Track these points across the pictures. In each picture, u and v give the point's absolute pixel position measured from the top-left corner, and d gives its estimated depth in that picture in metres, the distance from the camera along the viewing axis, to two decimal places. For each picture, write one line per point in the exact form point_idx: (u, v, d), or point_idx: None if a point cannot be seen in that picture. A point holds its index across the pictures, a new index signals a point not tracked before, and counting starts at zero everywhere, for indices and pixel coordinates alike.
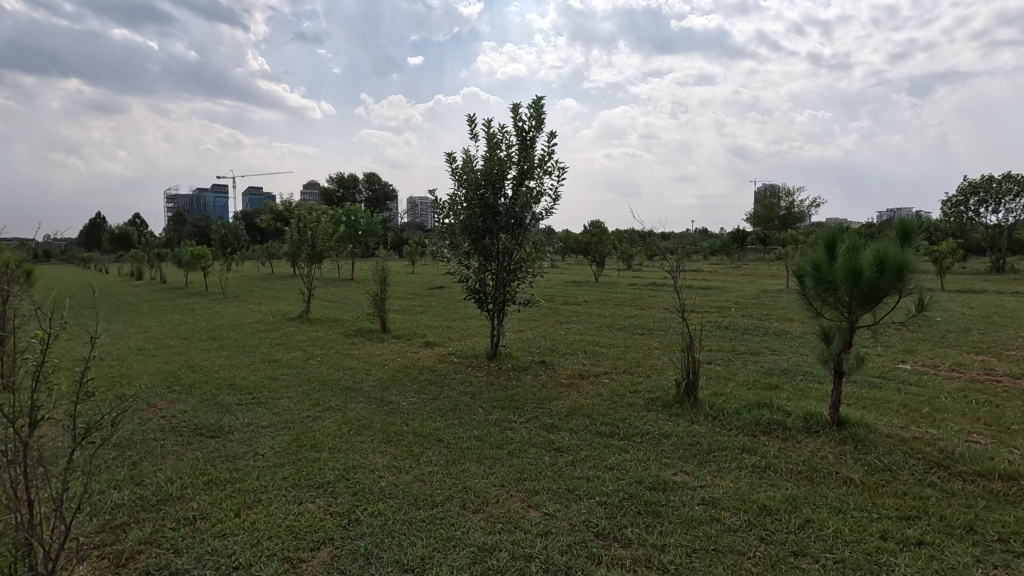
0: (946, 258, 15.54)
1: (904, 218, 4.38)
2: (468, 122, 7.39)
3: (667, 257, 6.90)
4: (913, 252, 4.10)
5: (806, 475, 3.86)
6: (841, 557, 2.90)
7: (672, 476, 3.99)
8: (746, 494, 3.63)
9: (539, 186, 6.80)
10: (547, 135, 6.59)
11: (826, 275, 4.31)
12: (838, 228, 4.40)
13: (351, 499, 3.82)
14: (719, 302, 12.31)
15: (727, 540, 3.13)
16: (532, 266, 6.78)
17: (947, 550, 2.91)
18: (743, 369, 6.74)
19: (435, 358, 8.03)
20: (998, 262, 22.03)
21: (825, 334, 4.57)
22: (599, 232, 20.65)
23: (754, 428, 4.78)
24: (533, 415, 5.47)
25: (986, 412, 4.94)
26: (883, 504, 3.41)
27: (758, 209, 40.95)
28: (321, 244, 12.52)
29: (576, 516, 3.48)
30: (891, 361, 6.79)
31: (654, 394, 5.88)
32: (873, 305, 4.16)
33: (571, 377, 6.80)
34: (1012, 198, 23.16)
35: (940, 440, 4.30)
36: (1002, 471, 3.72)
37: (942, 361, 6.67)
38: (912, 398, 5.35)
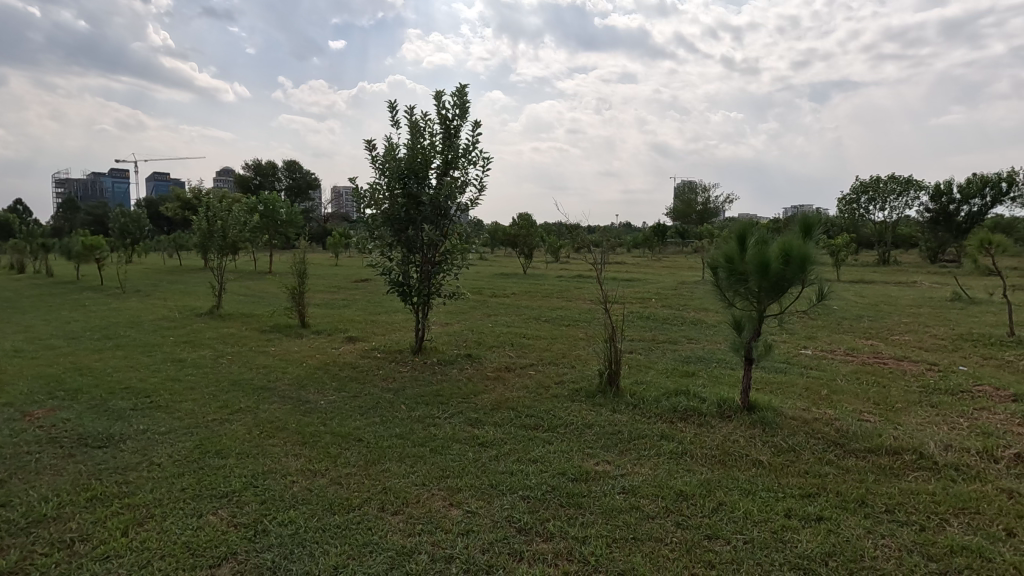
0: (841, 252, 17.00)
1: (806, 214, 4.64)
2: (389, 108, 7.11)
3: (591, 249, 7.00)
4: (814, 245, 4.35)
5: (719, 459, 4.02)
6: (750, 537, 3.01)
7: (593, 465, 4.02)
8: (663, 481, 3.71)
9: (464, 177, 6.66)
10: (471, 125, 6.47)
11: (738, 267, 4.48)
12: (749, 222, 4.60)
13: (259, 508, 3.54)
14: (640, 294, 12.73)
15: (646, 527, 3.17)
16: (458, 258, 6.63)
17: (843, 524, 3.09)
18: (662, 358, 6.97)
19: (357, 353, 7.72)
20: (885, 255, 24.38)
21: (737, 324, 4.76)
22: (526, 223, 20.76)
23: (671, 415, 4.92)
24: (458, 410, 5.35)
25: (874, 392, 5.37)
26: (788, 483, 3.59)
27: (677, 204, 42.89)
28: (234, 235, 11.71)
29: (498, 512, 3.41)
30: (795, 347, 7.26)
31: (578, 385, 5.94)
32: (780, 295, 4.37)
33: (497, 370, 6.74)
34: (895, 197, 25.65)
35: (837, 420, 4.62)
36: (888, 447, 4.02)
37: (838, 347, 7.22)
38: (813, 381, 5.73)
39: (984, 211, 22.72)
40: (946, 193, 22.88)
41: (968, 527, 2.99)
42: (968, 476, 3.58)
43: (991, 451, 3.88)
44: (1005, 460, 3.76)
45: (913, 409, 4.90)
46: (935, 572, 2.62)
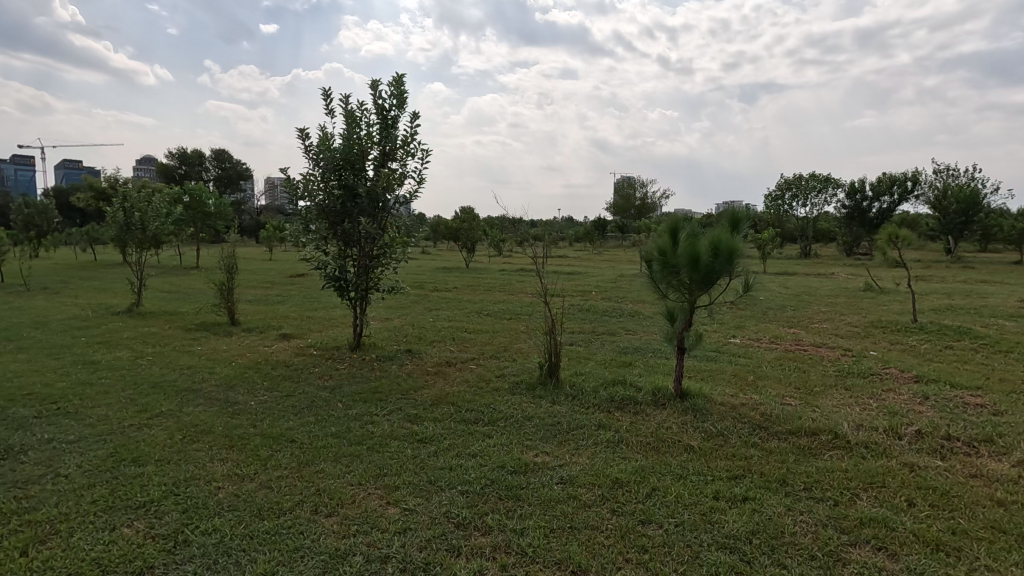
0: (767, 246, 17.97)
1: (734, 209, 4.84)
2: (323, 96, 6.84)
3: (531, 242, 7.04)
4: (741, 239, 4.54)
5: (653, 445, 4.14)
6: (681, 519, 3.11)
7: (532, 457, 4.04)
8: (600, 469, 3.78)
9: (403, 169, 6.51)
10: (409, 116, 6.32)
11: (671, 259, 4.62)
12: (681, 216, 4.74)
13: (179, 517, 3.33)
14: (581, 287, 12.96)
15: (583, 516, 3.21)
16: (396, 252, 6.49)
17: (765, 503, 3.25)
18: (601, 349, 7.11)
19: (291, 351, 7.42)
20: (806, 249, 25.97)
21: (670, 315, 4.91)
22: (469, 217, 20.65)
23: (609, 404, 5.03)
24: (397, 406, 5.24)
25: (795, 377, 5.69)
26: (716, 466, 3.75)
27: (617, 199, 43.93)
28: (155, 228, 10.96)
29: (436, 508, 3.37)
30: (725, 336, 7.60)
31: (518, 377, 5.97)
32: (709, 286, 4.54)
33: (438, 365, 6.66)
34: (816, 194, 27.36)
35: (762, 404, 4.87)
36: (807, 428, 4.28)
37: (763, 335, 7.61)
38: (740, 369, 6.01)
39: (893, 207, 24.59)
40: (860, 190, 24.59)
41: (875, 500, 3.22)
42: (877, 452, 3.86)
43: (896, 429, 4.20)
44: (908, 437, 4.08)
45: (830, 391, 5.24)
46: (846, 543, 2.80)
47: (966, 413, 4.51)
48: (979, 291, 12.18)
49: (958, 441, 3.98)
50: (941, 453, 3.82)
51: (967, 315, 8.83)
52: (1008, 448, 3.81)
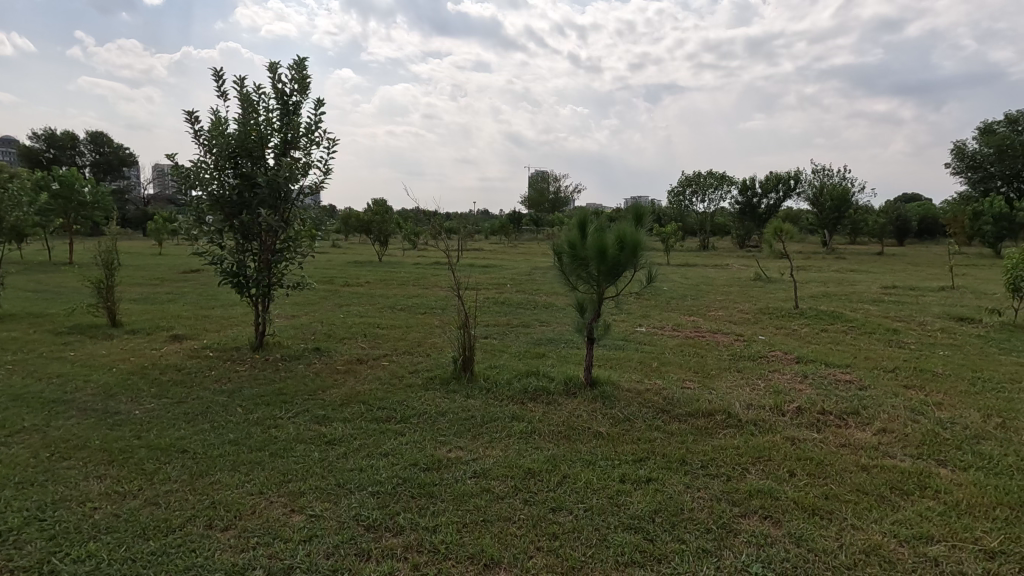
0: (670, 239, 19.08)
1: (638, 203, 5.04)
2: (215, 77, 6.32)
3: (444, 235, 6.95)
4: (645, 232, 4.75)
5: (564, 434, 4.24)
6: (590, 504, 3.21)
7: (446, 453, 4.00)
8: (513, 460, 3.81)
9: (306, 158, 6.17)
10: (313, 102, 6.00)
11: (580, 252, 4.73)
12: (589, 209, 4.86)
13: (45, 545, 2.95)
14: (496, 279, 13.03)
15: (495, 508, 3.22)
16: (300, 245, 6.15)
17: (667, 482, 3.43)
18: (515, 341, 7.19)
19: (184, 353, 6.84)
20: (705, 241, 27.83)
21: (580, 306, 5.04)
22: (382, 209, 20.10)
23: (522, 396, 5.09)
24: (303, 408, 4.98)
25: (694, 362, 6.07)
26: (623, 451, 3.91)
27: (531, 192, 44.63)
28: (14, 218, 9.63)
29: (345, 512, 3.24)
30: (632, 326, 7.96)
31: (432, 373, 5.89)
32: (616, 278, 4.72)
33: (348, 363, 6.42)
34: (713, 191, 29.36)
35: (664, 389, 5.15)
36: (704, 410, 4.57)
37: (667, 323, 8.05)
38: (646, 356, 6.32)
39: (778, 203, 26.91)
40: (751, 187, 26.67)
41: (762, 472, 3.50)
42: (764, 429, 4.20)
43: (780, 406, 4.60)
44: (790, 413, 4.48)
45: (724, 374, 5.63)
46: (738, 515, 3.02)
47: (838, 389, 5.03)
48: (848, 278, 13.64)
49: (831, 414, 4.42)
50: (817, 426, 4.23)
51: (839, 301, 9.85)
52: (871, 419, 4.29)
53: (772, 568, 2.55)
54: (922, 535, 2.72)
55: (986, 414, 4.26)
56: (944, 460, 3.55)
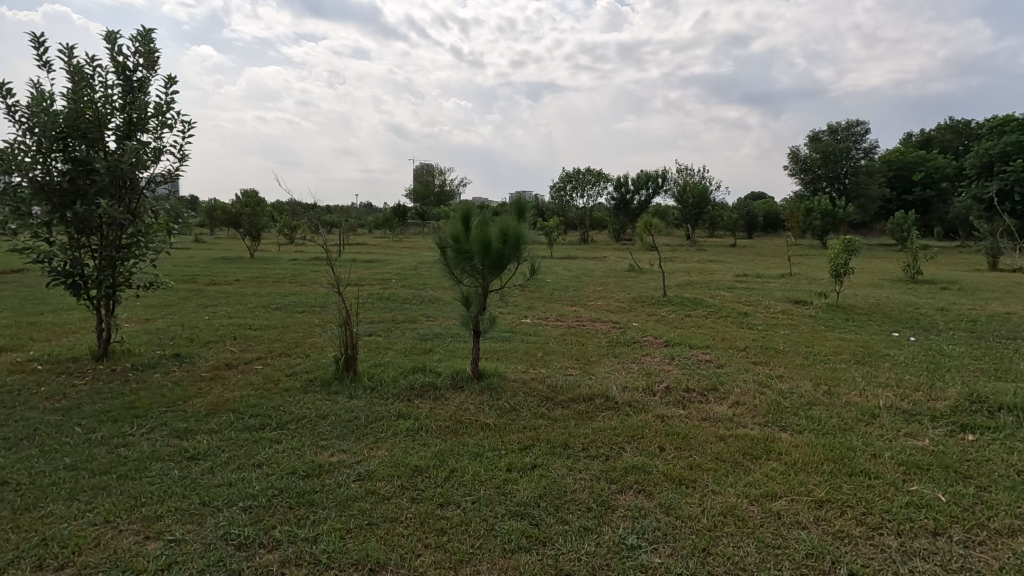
0: (553, 232, 19.84)
1: (520, 198, 5.13)
2: (34, 43, 5.38)
3: (321, 229, 6.58)
4: (527, 226, 4.85)
5: (451, 428, 4.22)
6: (478, 496, 3.23)
7: (328, 457, 3.80)
8: (399, 459, 3.72)
9: (157, 141, 5.50)
10: (163, 79, 5.35)
11: (464, 245, 4.70)
12: (472, 202, 4.84)
13: None
14: (380, 274, 12.64)
15: (381, 510, 3.12)
16: (153, 239, 5.49)
17: (551, 467, 3.55)
18: (401, 337, 7.03)
19: (4, 368, 5.80)
20: (585, 235, 29.28)
21: (465, 299, 5.03)
22: (252, 200, 18.61)
23: (409, 393, 4.98)
24: (160, 422, 4.45)
25: (576, 350, 6.35)
26: (510, 440, 3.98)
27: (416, 185, 43.90)
28: None
29: (211, 532, 2.95)
30: (518, 317, 8.14)
31: (312, 374, 5.56)
32: (500, 271, 4.78)
33: (215, 369, 5.85)
34: (591, 186, 30.93)
35: (548, 377, 5.33)
36: (585, 395, 4.79)
37: (550, 314, 8.33)
38: (531, 346, 6.49)
39: (649, 199, 29.03)
40: (624, 184, 28.51)
41: (637, 450, 3.75)
42: (637, 409, 4.50)
43: (651, 387, 4.97)
44: (660, 392, 4.85)
45: (603, 360, 5.96)
46: (615, 492, 3.21)
47: (700, 368, 5.54)
48: (707, 268, 15.07)
49: (695, 391, 4.86)
50: (683, 403, 4.62)
51: (701, 289, 10.85)
52: (726, 393, 4.79)
53: (645, 537, 2.74)
54: (767, 493, 3.08)
55: (815, 383, 4.94)
56: (785, 425, 4.05)
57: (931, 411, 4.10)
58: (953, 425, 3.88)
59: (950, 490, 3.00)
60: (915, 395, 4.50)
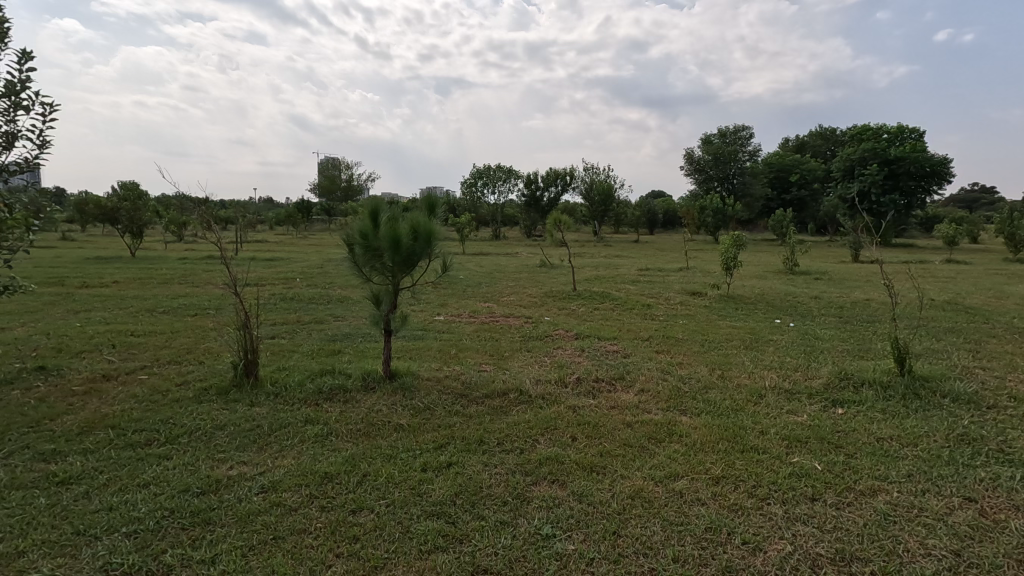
0: (465, 229, 19.80)
1: (431, 193, 5.05)
2: None
3: (214, 226, 6.09)
4: (438, 222, 4.78)
5: (363, 431, 4.08)
6: (392, 499, 3.14)
7: (227, 471, 3.53)
8: (306, 467, 3.53)
9: (10, 125, 4.80)
10: (16, 53, 4.68)
11: (372, 242, 4.55)
12: (380, 198, 4.69)
13: None
14: (282, 273, 11.95)
15: (288, 522, 2.95)
16: (7, 238, 4.79)
17: (466, 464, 3.54)
18: (307, 339, 6.69)
19: None
20: (497, 231, 29.51)
21: (376, 298, 4.88)
22: (133, 193, 16.90)
23: (316, 397, 4.75)
24: (21, 445, 3.90)
25: (490, 345, 6.39)
26: (424, 439, 3.92)
27: (320, 180, 41.98)
28: None
29: (88, 564, 2.63)
30: (431, 315, 8.05)
31: (206, 382, 5.13)
32: (411, 268, 4.68)
33: (90, 381, 5.24)
34: (502, 183, 31.24)
35: (462, 374, 5.31)
36: (499, 390, 4.83)
37: (464, 311, 8.31)
38: (444, 344, 6.44)
39: (558, 197, 29.83)
40: (534, 181, 29.09)
41: (550, 441, 3.84)
42: (550, 401, 4.61)
43: (563, 379, 5.11)
44: (571, 383, 5.00)
45: (516, 355, 6.04)
46: (530, 483, 3.27)
47: (608, 358, 5.77)
48: (613, 263, 15.73)
49: (603, 381, 5.06)
50: (592, 393, 4.80)
51: (607, 283, 11.30)
52: (632, 381, 5.03)
53: (559, 526, 2.81)
54: (671, 474, 3.27)
55: (711, 369, 5.32)
56: (685, 409, 4.33)
57: (807, 389, 4.57)
58: (826, 400, 4.34)
59: (824, 459, 3.35)
60: (794, 376, 4.97)
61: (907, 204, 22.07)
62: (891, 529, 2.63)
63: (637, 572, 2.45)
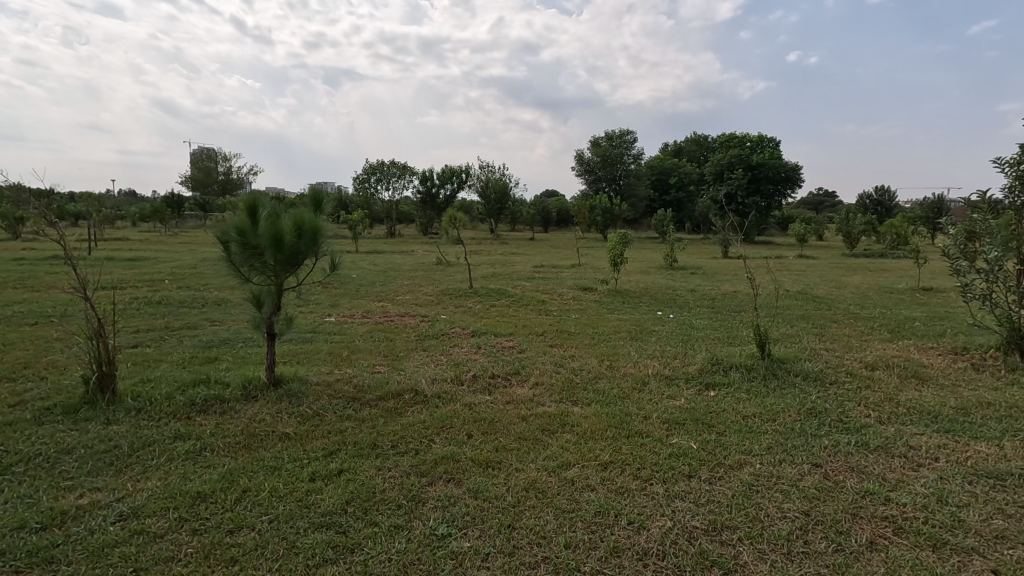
0: (358, 227, 19.08)
1: (317, 188, 4.78)
2: None
3: (56, 221, 5.30)
4: (324, 219, 4.53)
5: (243, 444, 3.77)
6: (276, 514, 2.93)
7: (76, 501, 3.09)
8: (175, 488, 3.19)
9: None
10: None
11: (251, 240, 4.20)
12: (258, 192, 4.34)
13: None
14: (147, 275, 10.73)
15: (152, 551, 2.65)
16: None
17: (359, 470, 3.40)
18: (177, 347, 6.06)
19: None
20: (392, 229, 28.75)
21: (256, 300, 4.53)
22: None
23: (187, 410, 4.31)
24: None
25: (384, 346, 6.20)
26: (312, 448, 3.70)
27: (193, 172, 38.29)
28: None
29: None
30: (320, 316, 7.66)
31: (49, 401, 4.46)
32: (295, 267, 4.40)
33: None
34: (397, 179, 30.50)
35: (355, 377, 5.10)
36: (394, 391, 4.71)
37: (356, 311, 8.00)
38: (335, 346, 6.15)
39: (454, 194, 29.73)
40: (430, 178, 28.73)
41: (446, 439, 3.81)
42: (446, 399, 4.57)
43: (459, 376, 5.09)
44: (467, 381, 5.00)
45: (412, 354, 5.92)
46: (426, 484, 3.21)
47: (504, 354, 5.85)
48: (508, 260, 15.98)
49: (499, 377, 5.11)
50: (488, 389, 4.83)
51: (503, 280, 11.45)
52: (527, 375, 5.14)
53: (455, 524, 2.79)
54: (563, 463, 3.37)
55: (600, 360, 5.58)
56: (577, 400, 4.50)
57: (685, 375, 4.94)
58: (700, 384, 4.72)
59: (699, 438, 3.64)
60: (673, 363, 5.36)
61: (767, 205, 24.69)
62: (754, 498, 2.92)
63: (531, 562, 2.50)
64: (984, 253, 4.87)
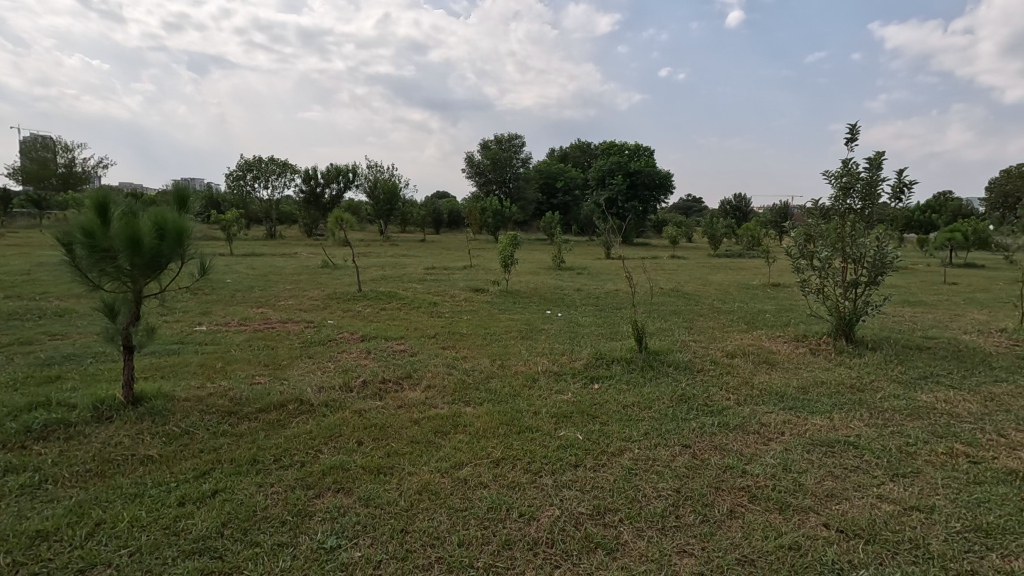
0: (232, 227, 17.62)
1: (181, 185, 4.35)
2: None
3: None
4: (190, 218, 4.14)
5: (95, 471, 3.35)
6: (138, 545, 2.65)
7: None
8: (7, 529, 2.75)
9: None
10: None
11: (101, 242, 3.72)
12: (109, 188, 3.86)
13: None
14: None
15: None
16: None
17: (236, 489, 3.16)
18: (6, 366, 5.21)
19: None
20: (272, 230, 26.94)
21: (109, 308, 4.03)
22: None
23: (22, 438, 3.73)
24: None
25: (264, 354, 5.81)
26: (181, 469, 3.38)
27: (25, 163, 33.02)
28: None
29: None
30: (189, 325, 6.98)
31: None
32: (157, 272, 3.97)
33: None
34: (276, 177, 28.62)
35: (230, 389, 4.73)
36: (276, 402, 4.43)
37: (232, 318, 7.41)
38: (207, 357, 5.65)
39: (340, 194, 28.53)
40: (313, 176, 27.30)
41: (334, 449, 3.66)
42: (334, 407, 4.39)
43: (347, 383, 4.91)
44: (356, 387, 4.84)
45: (295, 362, 5.60)
46: (312, 497, 3.07)
47: (395, 358, 5.75)
48: (399, 262, 15.66)
49: (390, 381, 5.01)
50: (379, 394, 4.72)
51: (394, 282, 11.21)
52: (419, 378, 5.10)
53: (345, 535, 2.70)
54: (456, 463, 3.40)
55: (492, 359, 5.68)
56: (469, 400, 4.54)
57: (572, 370, 5.18)
58: (586, 378, 4.99)
59: (585, 429, 3.85)
60: (561, 359, 5.61)
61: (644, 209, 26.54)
62: (633, 481, 3.15)
63: (424, 563, 2.49)
64: (817, 253, 5.65)
